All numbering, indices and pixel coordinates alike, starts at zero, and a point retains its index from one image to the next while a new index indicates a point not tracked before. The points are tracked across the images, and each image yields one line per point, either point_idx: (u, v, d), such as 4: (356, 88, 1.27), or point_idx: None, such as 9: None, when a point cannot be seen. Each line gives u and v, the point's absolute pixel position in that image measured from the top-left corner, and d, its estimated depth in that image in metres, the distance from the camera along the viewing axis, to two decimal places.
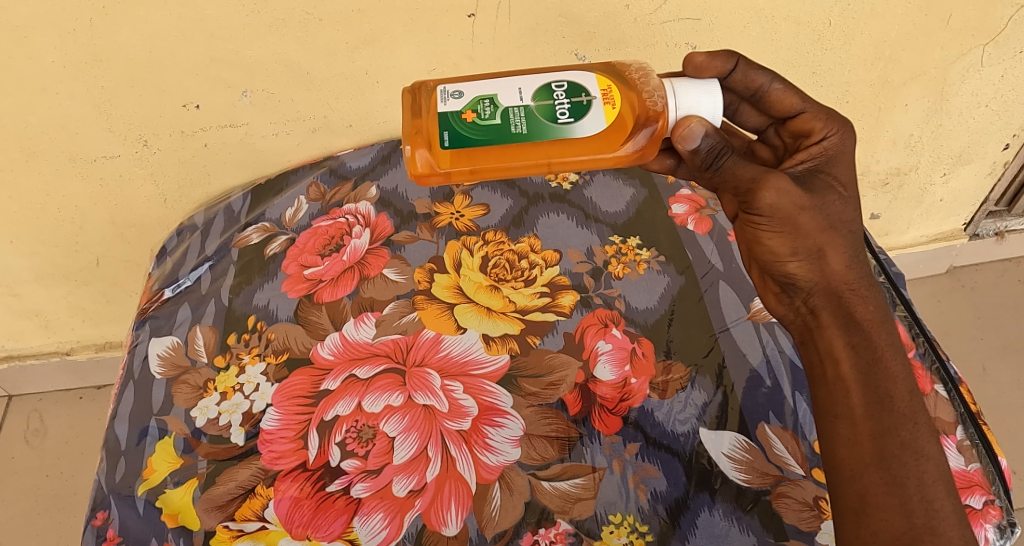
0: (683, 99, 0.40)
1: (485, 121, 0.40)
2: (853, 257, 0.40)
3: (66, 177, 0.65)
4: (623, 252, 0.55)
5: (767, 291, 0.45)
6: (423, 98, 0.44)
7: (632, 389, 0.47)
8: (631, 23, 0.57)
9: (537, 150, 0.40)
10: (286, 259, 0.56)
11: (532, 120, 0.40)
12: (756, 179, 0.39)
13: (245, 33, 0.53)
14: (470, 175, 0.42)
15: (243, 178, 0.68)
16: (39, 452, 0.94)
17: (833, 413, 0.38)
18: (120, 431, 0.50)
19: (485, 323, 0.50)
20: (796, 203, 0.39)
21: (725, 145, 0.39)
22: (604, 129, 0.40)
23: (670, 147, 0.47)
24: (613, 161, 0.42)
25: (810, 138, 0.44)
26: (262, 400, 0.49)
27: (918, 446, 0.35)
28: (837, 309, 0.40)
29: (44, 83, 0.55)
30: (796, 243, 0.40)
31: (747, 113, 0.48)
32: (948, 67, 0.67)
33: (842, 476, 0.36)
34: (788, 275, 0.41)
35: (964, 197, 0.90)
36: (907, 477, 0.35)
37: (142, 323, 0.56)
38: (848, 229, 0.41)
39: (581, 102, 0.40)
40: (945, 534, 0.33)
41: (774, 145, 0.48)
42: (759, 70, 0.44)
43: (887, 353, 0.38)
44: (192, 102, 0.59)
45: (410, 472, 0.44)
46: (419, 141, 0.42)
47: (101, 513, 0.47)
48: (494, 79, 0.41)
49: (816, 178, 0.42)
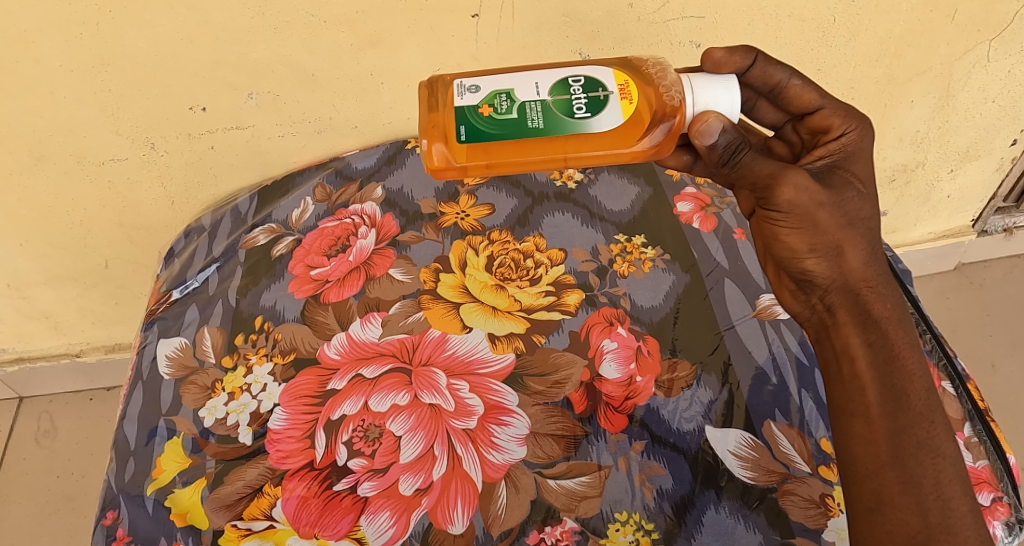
0: (700, 95, 0.40)
1: (502, 116, 0.40)
2: (870, 254, 0.40)
3: (75, 180, 0.65)
4: (628, 251, 0.55)
5: (782, 288, 0.45)
6: (440, 92, 0.44)
7: (638, 387, 0.47)
8: (635, 22, 0.57)
9: (554, 144, 0.41)
10: (292, 260, 0.57)
11: (549, 114, 0.40)
12: (775, 175, 0.39)
13: (250, 35, 0.53)
14: (485, 169, 0.42)
15: (249, 179, 0.69)
16: (49, 452, 0.95)
17: (849, 411, 0.38)
18: (129, 431, 0.51)
19: (490, 323, 0.50)
20: (815, 199, 0.39)
21: (742, 140, 0.39)
22: (621, 124, 0.40)
23: (687, 143, 0.47)
24: (630, 156, 0.42)
25: (827, 134, 0.44)
26: (270, 400, 0.49)
27: (935, 446, 0.35)
28: (854, 308, 0.39)
29: (52, 87, 0.56)
30: (815, 240, 0.40)
31: (765, 109, 0.48)
32: (953, 63, 0.67)
33: (857, 474, 0.36)
34: (805, 272, 0.41)
35: (972, 193, 0.90)
36: (924, 477, 0.35)
37: (150, 324, 0.56)
38: (866, 226, 0.40)
39: (597, 97, 0.40)
40: (961, 533, 0.33)
41: (791, 142, 0.47)
42: (776, 66, 0.44)
43: (905, 351, 0.38)
44: (199, 105, 0.59)
45: (416, 471, 0.44)
46: (435, 135, 0.42)
47: (111, 513, 0.47)
48: (510, 74, 0.41)
49: (834, 174, 0.42)
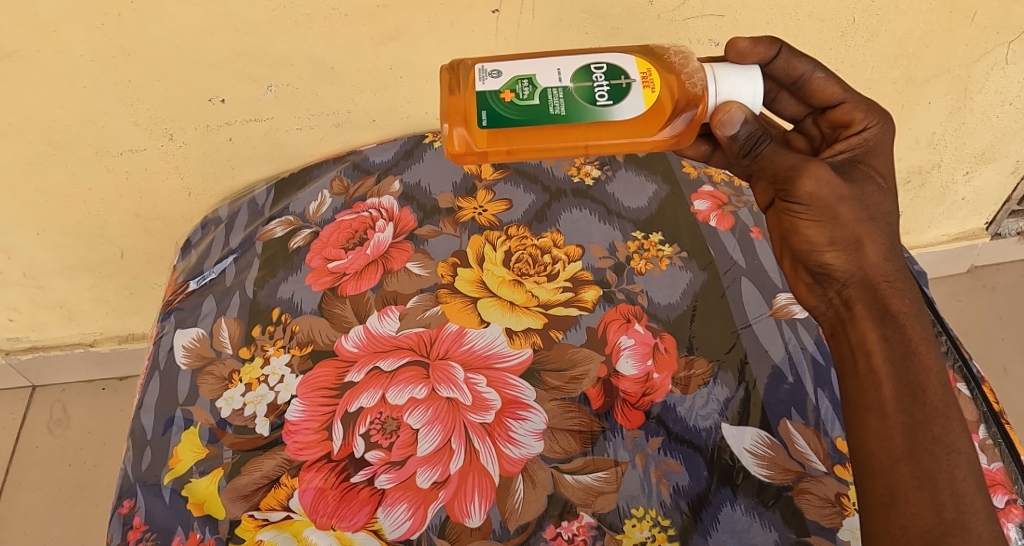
0: (724, 85, 0.40)
1: (524, 102, 0.40)
2: (890, 250, 0.40)
3: (93, 170, 0.66)
4: (645, 248, 0.55)
5: (799, 282, 0.45)
6: (462, 74, 0.43)
7: (655, 384, 0.48)
8: (654, 20, 0.57)
9: (575, 132, 0.41)
10: (309, 252, 0.57)
11: (571, 101, 0.40)
12: (796, 167, 0.39)
13: (270, 27, 0.53)
14: (506, 155, 0.42)
15: (266, 172, 0.69)
16: (61, 441, 0.95)
17: (864, 405, 0.38)
18: (146, 421, 0.51)
19: (508, 318, 0.51)
20: (837, 192, 0.39)
21: (764, 132, 0.39)
22: (643, 113, 0.40)
23: (707, 133, 0.47)
24: (651, 146, 0.43)
25: (849, 128, 0.44)
26: (287, 391, 0.49)
27: (950, 441, 0.35)
28: (872, 302, 0.39)
29: (72, 77, 0.56)
30: (836, 233, 0.40)
31: (786, 102, 0.48)
32: (972, 64, 0.67)
33: (872, 468, 0.36)
34: (824, 265, 0.41)
35: (987, 196, 0.89)
36: (938, 472, 0.34)
37: (167, 314, 0.56)
38: (886, 221, 0.40)
39: (620, 85, 0.40)
40: (975, 529, 0.33)
41: (811, 135, 0.47)
42: (800, 58, 0.44)
43: (922, 347, 0.38)
44: (218, 97, 0.59)
45: (434, 464, 0.45)
46: (457, 120, 0.41)
47: (128, 502, 0.47)
48: (533, 60, 0.41)
49: (855, 168, 0.42)
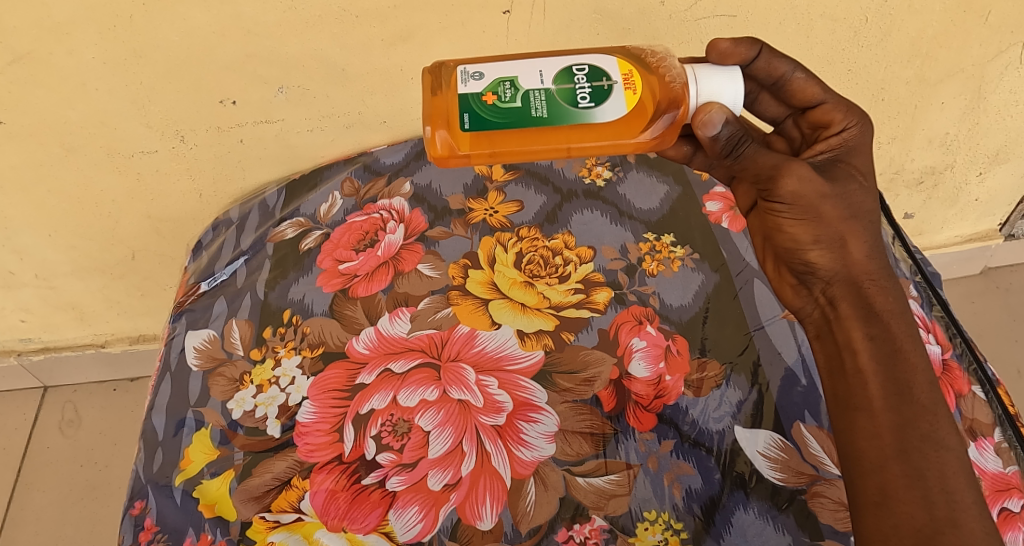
0: (704, 86, 0.40)
1: (505, 104, 0.39)
2: (874, 249, 0.40)
3: (104, 172, 0.66)
4: (657, 249, 0.55)
5: (783, 283, 0.46)
6: (444, 76, 0.44)
7: (667, 386, 0.47)
8: (666, 20, 0.57)
9: (557, 134, 0.40)
10: (320, 254, 0.57)
11: (553, 103, 0.40)
12: (778, 166, 0.39)
13: (281, 29, 0.53)
14: (488, 158, 0.42)
15: (277, 173, 0.69)
16: (73, 441, 0.96)
17: (852, 405, 0.37)
18: (158, 422, 0.51)
19: (519, 320, 0.50)
20: (818, 191, 0.39)
21: (745, 133, 0.39)
22: (625, 115, 0.40)
23: (687, 135, 0.47)
24: (634, 146, 0.43)
25: (829, 129, 0.44)
26: (298, 392, 0.49)
27: (939, 438, 0.35)
28: (856, 301, 0.39)
29: (84, 78, 0.56)
30: (819, 231, 0.40)
31: (766, 103, 0.47)
32: (986, 64, 0.66)
33: (863, 468, 0.36)
34: (808, 263, 0.42)
35: (1000, 197, 0.89)
36: (929, 470, 0.34)
37: (179, 316, 0.56)
38: (869, 219, 0.41)
39: (602, 86, 0.40)
40: (967, 528, 0.32)
41: (791, 136, 0.47)
42: (781, 58, 0.43)
43: (907, 344, 0.37)
44: (229, 99, 0.59)
45: (445, 466, 0.44)
46: (439, 122, 0.42)
47: (139, 503, 0.47)
48: (514, 61, 0.41)
49: (837, 167, 0.42)
